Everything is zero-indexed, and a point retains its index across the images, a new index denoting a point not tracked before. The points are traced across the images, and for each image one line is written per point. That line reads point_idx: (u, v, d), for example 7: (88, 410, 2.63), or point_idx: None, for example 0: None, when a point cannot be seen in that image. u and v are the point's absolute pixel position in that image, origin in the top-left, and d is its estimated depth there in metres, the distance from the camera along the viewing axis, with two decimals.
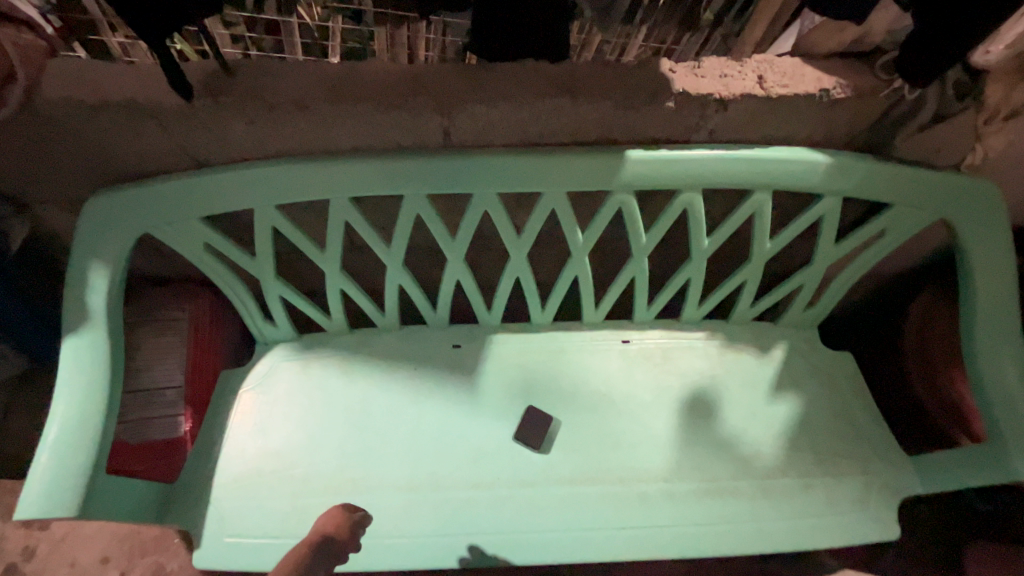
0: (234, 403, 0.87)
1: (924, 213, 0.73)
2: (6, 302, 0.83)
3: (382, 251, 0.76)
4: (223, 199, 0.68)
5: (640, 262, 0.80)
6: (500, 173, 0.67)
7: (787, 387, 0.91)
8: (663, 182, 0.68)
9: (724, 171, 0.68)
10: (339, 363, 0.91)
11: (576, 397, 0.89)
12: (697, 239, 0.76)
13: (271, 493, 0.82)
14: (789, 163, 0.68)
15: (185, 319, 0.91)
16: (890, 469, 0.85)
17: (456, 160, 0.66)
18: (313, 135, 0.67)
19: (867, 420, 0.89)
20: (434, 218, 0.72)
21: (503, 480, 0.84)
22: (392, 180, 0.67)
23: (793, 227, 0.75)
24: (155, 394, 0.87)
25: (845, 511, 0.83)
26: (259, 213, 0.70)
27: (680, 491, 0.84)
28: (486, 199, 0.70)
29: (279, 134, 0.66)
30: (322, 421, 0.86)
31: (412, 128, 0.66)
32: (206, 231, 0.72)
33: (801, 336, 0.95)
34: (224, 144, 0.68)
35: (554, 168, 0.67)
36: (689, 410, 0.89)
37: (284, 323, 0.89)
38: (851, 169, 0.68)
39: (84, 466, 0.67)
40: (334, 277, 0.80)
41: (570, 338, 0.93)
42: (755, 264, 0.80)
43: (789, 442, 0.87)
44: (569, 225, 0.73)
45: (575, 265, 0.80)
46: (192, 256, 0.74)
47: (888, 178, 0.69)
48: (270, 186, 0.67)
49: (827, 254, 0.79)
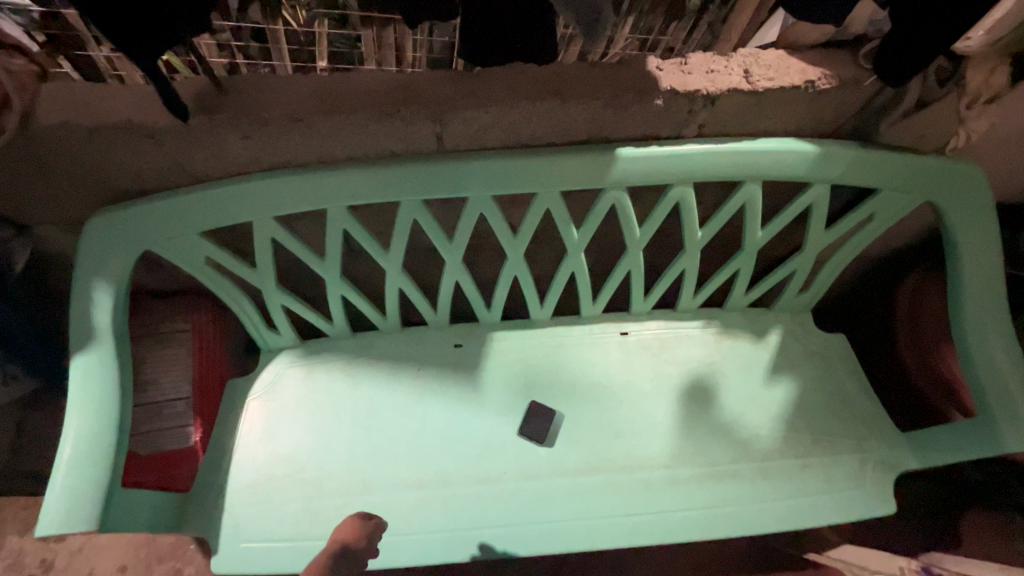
0: (244, 412, 0.89)
1: (911, 196, 0.74)
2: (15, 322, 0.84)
3: (380, 256, 0.78)
4: (221, 212, 0.69)
5: (636, 255, 0.81)
6: (495, 174, 0.68)
7: (783, 370, 0.93)
8: (654, 178, 0.69)
9: (714, 165, 0.69)
10: (344, 368, 0.93)
11: (578, 389, 0.91)
12: (690, 231, 0.77)
13: (284, 497, 0.84)
14: (777, 154, 0.69)
15: (188, 330, 0.92)
16: (884, 445, 0.87)
17: (450, 166, 0.67)
18: (307, 147, 0.67)
19: (861, 399, 0.91)
20: (431, 222, 0.73)
21: (509, 473, 0.86)
22: (388, 187, 0.68)
23: (783, 215, 0.76)
24: (163, 406, 0.88)
25: (842, 488, 0.85)
26: (258, 226, 0.71)
27: (683, 475, 0.86)
28: (481, 200, 0.71)
29: (274, 147, 0.67)
30: (331, 425, 0.89)
31: (406, 135, 0.67)
32: (207, 244, 0.73)
33: (796, 320, 0.96)
34: (220, 159, 0.68)
35: (548, 169, 0.68)
36: (689, 397, 0.91)
37: (288, 331, 0.91)
38: (838, 157, 0.69)
39: (101, 481, 0.68)
40: (335, 285, 0.81)
41: (570, 332, 0.95)
42: (748, 254, 0.82)
43: (786, 424, 0.89)
44: (564, 223, 0.74)
45: (571, 262, 0.81)
46: (194, 270, 0.75)
47: (875, 163, 0.70)
48: (268, 199, 0.68)
49: (818, 240, 0.80)
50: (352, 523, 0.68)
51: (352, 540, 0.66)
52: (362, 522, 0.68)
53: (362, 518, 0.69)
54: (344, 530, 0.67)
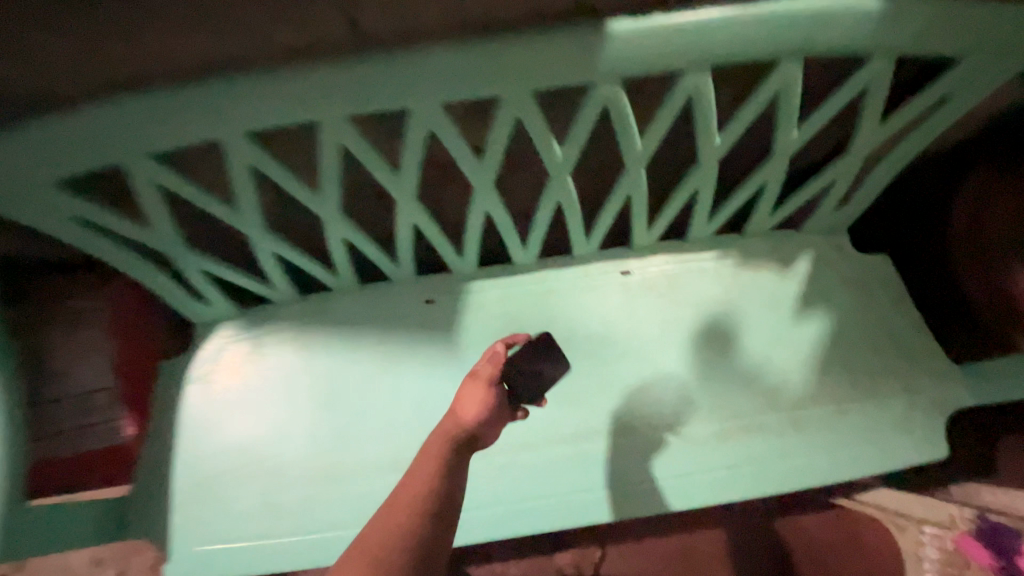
0: (184, 396, 0.76)
1: (1000, 66, 0.56)
2: None
3: (309, 199, 0.60)
4: (72, 155, 0.50)
5: (636, 175, 0.64)
6: (442, 72, 0.49)
7: (815, 303, 0.78)
8: (657, 67, 0.51)
9: (741, 39, 0.50)
10: (296, 337, 0.78)
11: (572, 343, 0.77)
12: (706, 137, 0.60)
13: (238, 490, 0.73)
14: (825, 16, 0.50)
15: (102, 310, 0.74)
16: (937, 382, 0.74)
17: (375, 64, 0.48)
18: (167, 43, 0.47)
19: (910, 331, 0.77)
20: (366, 149, 0.55)
21: (497, 445, 0.73)
22: (297, 103, 0.49)
23: (826, 108, 0.58)
24: (77, 401, 0.71)
25: (888, 435, 0.73)
26: (133, 170, 0.53)
27: (700, 433, 0.74)
28: (425, 113, 0.52)
29: (119, 47, 0.46)
30: (285, 405, 0.76)
31: (307, 18, 0.46)
32: (75, 199, 0.55)
33: (829, 242, 0.80)
34: (48, 70, 0.48)
35: (512, 60, 0.49)
36: (704, 343, 0.77)
37: (220, 300, 0.74)
38: (909, 14, 0.50)
39: (1, 485, 0.59)
40: (260, 240, 0.64)
41: (560, 277, 0.80)
42: (777, 163, 0.64)
43: (820, 365, 0.76)
44: (542, 138, 0.57)
45: (554, 189, 0.64)
46: (70, 235, 0.58)
47: (957, 23, 0.52)
48: (125, 130, 0.49)
49: (869, 138, 0.62)
50: (484, 396, 0.57)
51: (479, 422, 0.55)
52: (495, 389, 0.58)
53: (495, 384, 0.59)
54: (469, 410, 0.56)
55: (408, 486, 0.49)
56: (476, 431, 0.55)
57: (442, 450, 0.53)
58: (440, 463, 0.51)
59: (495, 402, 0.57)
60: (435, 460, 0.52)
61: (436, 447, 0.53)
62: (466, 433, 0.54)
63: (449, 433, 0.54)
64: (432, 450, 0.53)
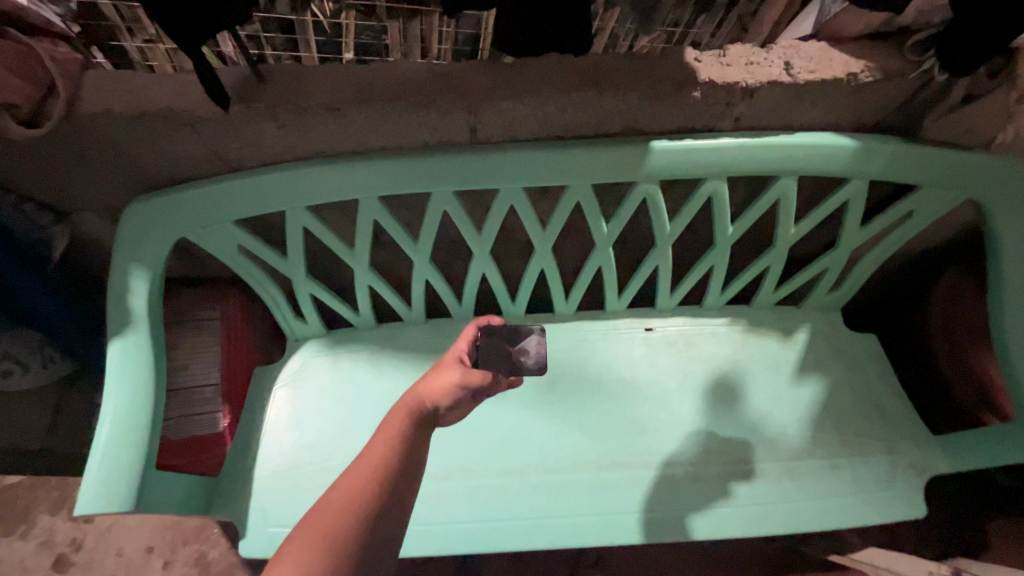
0: (270, 399, 0.89)
1: (951, 194, 0.72)
2: (61, 317, 0.84)
3: (409, 247, 0.77)
4: (253, 202, 0.69)
5: (665, 250, 0.80)
6: (529, 165, 0.67)
7: (812, 369, 0.91)
8: (687, 174, 0.69)
9: (749, 160, 0.68)
10: (368, 357, 0.91)
11: (602, 384, 0.90)
12: (722, 226, 0.76)
13: (310, 481, 0.84)
14: (814, 150, 0.67)
15: (217, 319, 0.91)
16: (917, 448, 0.86)
17: (484, 158, 0.66)
18: (343, 135, 0.66)
19: (893, 402, 0.90)
20: (461, 214, 0.72)
21: (532, 465, 0.86)
22: (421, 179, 0.68)
23: (818, 212, 0.74)
24: (194, 390, 0.88)
25: (871, 490, 0.84)
26: (289, 214, 0.71)
27: (707, 472, 0.85)
28: (512, 192, 0.70)
29: (310, 135, 0.66)
30: (355, 414, 0.88)
31: (439, 125, 0.66)
32: (242, 233, 0.73)
33: (826, 319, 0.94)
34: (252, 147, 0.68)
35: (581, 161, 0.67)
36: (715, 395, 0.90)
37: (314, 320, 0.90)
38: (877, 152, 0.68)
39: (145, 450, 0.71)
40: (362, 275, 0.81)
41: (594, 327, 0.94)
42: (779, 250, 0.80)
43: (815, 423, 0.88)
44: (594, 216, 0.74)
45: (600, 255, 0.80)
46: (226, 257, 0.76)
47: (915, 160, 0.69)
48: (299, 188, 0.68)
49: (854, 238, 0.78)
50: (451, 389, 0.53)
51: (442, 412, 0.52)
52: (465, 394, 0.54)
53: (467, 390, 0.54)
54: (434, 394, 0.53)
55: (352, 473, 0.47)
56: (437, 414, 0.52)
57: (397, 439, 0.49)
58: (394, 449, 0.49)
59: (462, 398, 0.54)
60: (394, 435, 0.50)
61: (397, 424, 0.50)
62: (428, 416, 0.52)
63: (412, 412, 0.51)
64: (391, 426, 0.51)
